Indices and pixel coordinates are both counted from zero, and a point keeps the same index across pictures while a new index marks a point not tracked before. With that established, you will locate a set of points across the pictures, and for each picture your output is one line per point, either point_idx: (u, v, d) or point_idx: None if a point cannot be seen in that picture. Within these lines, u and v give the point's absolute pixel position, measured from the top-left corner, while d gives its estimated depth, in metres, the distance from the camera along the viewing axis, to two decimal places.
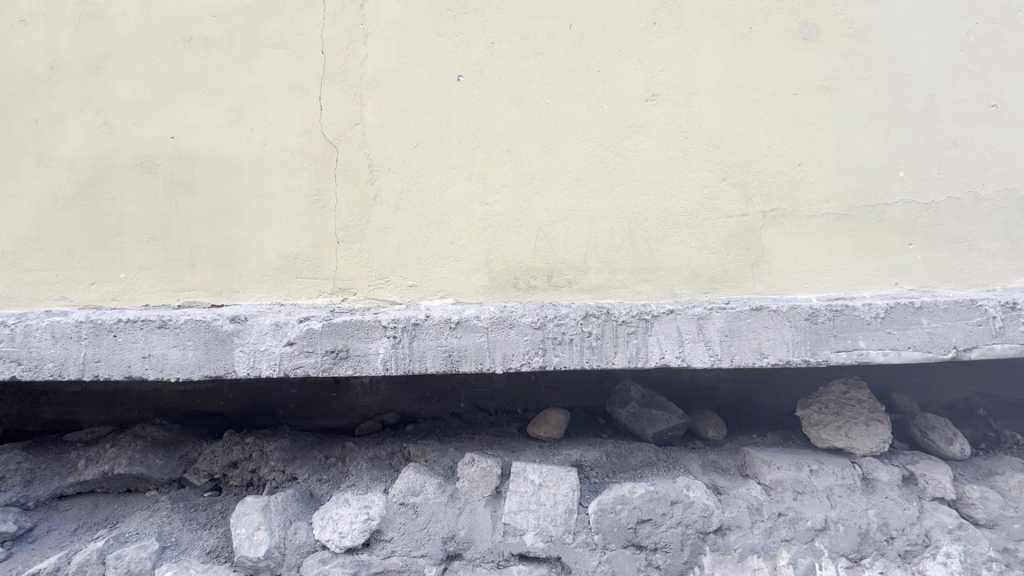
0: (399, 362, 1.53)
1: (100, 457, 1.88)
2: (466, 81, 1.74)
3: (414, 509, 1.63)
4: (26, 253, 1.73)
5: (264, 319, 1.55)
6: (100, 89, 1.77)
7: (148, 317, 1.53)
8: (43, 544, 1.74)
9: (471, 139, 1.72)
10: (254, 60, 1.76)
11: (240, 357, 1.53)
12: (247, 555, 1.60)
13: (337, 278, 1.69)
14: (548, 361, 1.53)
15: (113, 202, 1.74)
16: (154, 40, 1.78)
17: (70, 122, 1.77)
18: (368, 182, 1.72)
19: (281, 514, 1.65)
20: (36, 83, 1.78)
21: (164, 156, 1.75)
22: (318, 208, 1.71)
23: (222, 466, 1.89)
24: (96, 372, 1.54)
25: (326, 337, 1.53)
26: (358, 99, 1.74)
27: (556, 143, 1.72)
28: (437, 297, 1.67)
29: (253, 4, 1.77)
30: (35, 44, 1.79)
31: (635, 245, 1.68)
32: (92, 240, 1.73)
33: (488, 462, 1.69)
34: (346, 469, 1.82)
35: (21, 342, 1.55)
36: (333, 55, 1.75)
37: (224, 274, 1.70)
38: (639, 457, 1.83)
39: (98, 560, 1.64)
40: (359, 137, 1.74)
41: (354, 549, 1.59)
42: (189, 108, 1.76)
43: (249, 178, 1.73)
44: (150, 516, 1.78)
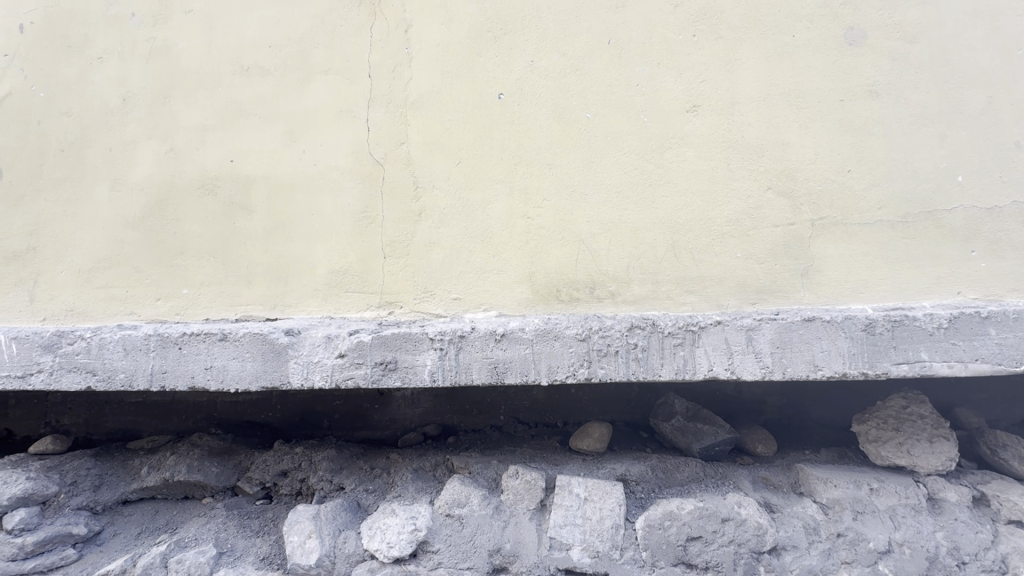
0: (446, 374, 1.56)
1: (162, 464, 1.97)
2: (506, 98, 1.79)
3: (460, 521, 1.64)
4: (99, 271, 1.85)
5: (316, 332, 1.60)
6: (167, 118, 1.90)
7: (210, 330, 1.62)
8: (110, 546, 1.83)
9: (513, 155, 1.76)
10: (306, 86, 1.86)
11: (294, 368, 1.59)
12: (299, 563, 1.63)
13: (384, 292, 1.74)
14: (594, 373, 1.52)
15: (177, 222, 1.85)
16: (214, 72, 1.91)
17: (140, 149, 1.90)
18: (413, 199, 1.78)
19: (331, 523, 1.69)
20: (110, 114, 1.93)
21: (223, 179, 1.85)
22: (365, 225, 1.78)
23: (273, 475, 1.96)
24: (162, 382, 1.62)
25: (375, 349, 1.57)
26: (403, 120, 1.81)
27: (596, 157, 1.73)
28: (481, 310, 1.70)
29: (305, 33, 1.88)
30: (110, 78, 1.95)
31: (678, 256, 1.67)
32: (158, 258, 1.84)
33: (532, 475, 1.68)
34: (391, 480, 1.86)
35: (96, 355, 1.65)
36: (380, 79, 1.83)
37: (277, 289, 1.78)
38: (686, 472, 1.79)
39: (161, 563, 1.70)
40: (404, 155, 1.80)
41: (401, 560, 1.60)
42: (247, 133, 1.87)
43: (302, 197, 1.81)
44: (207, 522, 1.84)
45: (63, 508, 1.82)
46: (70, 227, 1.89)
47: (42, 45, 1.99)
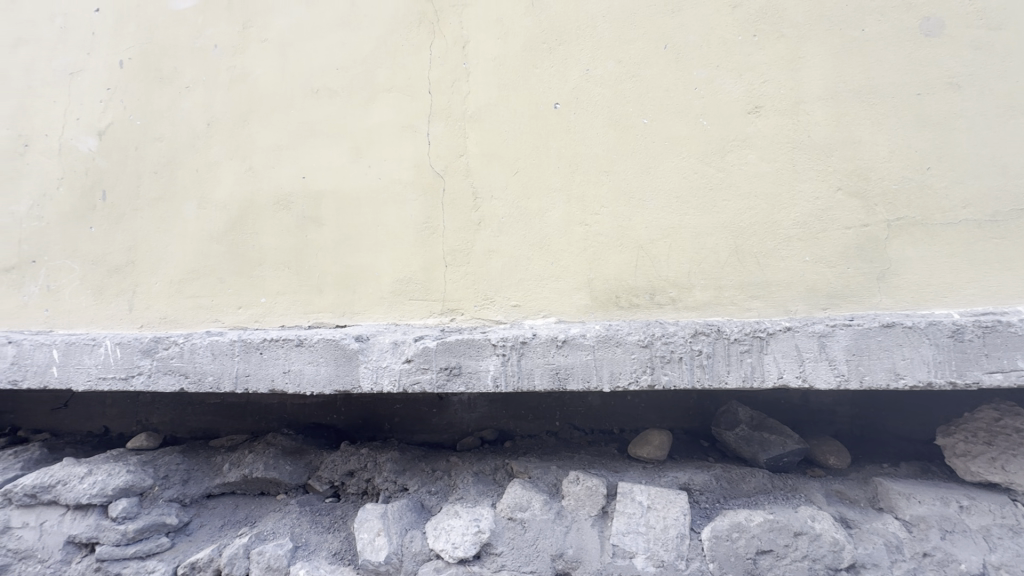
0: (509, 379, 1.59)
1: (241, 461, 2.11)
2: (562, 108, 1.81)
3: (523, 525, 1.66)
4: (188, 281, 2.02)
5: (384, 338, 1.68)
6: (246, 140, 2.06)
7: (288, 336, 1.73)
8: (198, 536, 1.98)
9: (570, 163, 1.78)
10: (371, 104, 1.96)
11: (364, 372, 1.66)
12: (370, 559, 1.70)
13: (445, 299, 1.80)
14: (657, 380, 1.51)
15: (256, 236, 1.99)
16: (287, 95, 2.05)
17: (222, 169, 2.07)
18: (473, 209, 1.83)
19: (398, 522, 1.75)
20: (196, 138, 2.11)
21: (297, 194, 1.98)
22: (427, 235, 1.85)
23: (341, 474, 2.06)
24: (246, 385, 1.74)
25: (440, 354, 1.62)
26: (463, 133, 1.88)
27: (654, 162, 1.73)
28: (540, 316, 1.72)
29: (370, 54, 1.98)
30: (196, 106, 2.13)
31: (741, 261, 1.63)
32: (239, 269, 1.99)
33: (594, 481, 1.68)
34: (453, 482, 1.92)
35: (188, 359, 1.80)
36: (439, 94, 1.91)
37: (346, 296, 1.88)
38: (753, 482, 1.74)
39: (244, 554, 1.82)
40: (464, 167, 1.86)
41: (466, 561, 1.63)
42: (317, 151, 1.99)
43: (368, 209, 1.91)
44: (283, 517, 1.95)
45: (157, 499, 1.98)
46: (164, 242, 2.07)
47: (140, 78, 2.20)
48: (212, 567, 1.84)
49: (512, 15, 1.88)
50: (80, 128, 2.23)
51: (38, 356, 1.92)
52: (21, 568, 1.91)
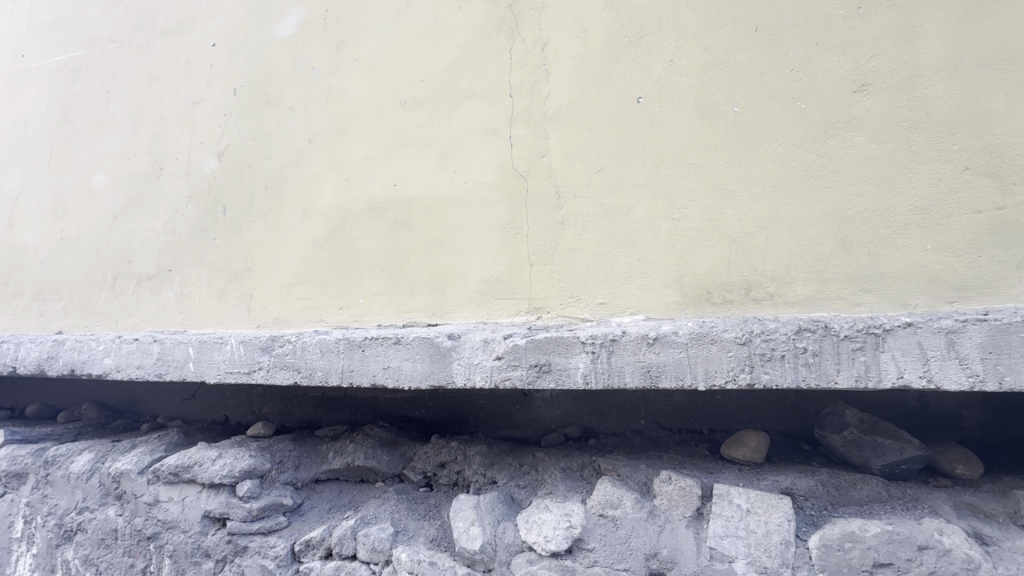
0: (599, 377, 1.59)
1: (344, 450, 2.28)
2: (646, 102, 1.79)
3: (614, 522, 1.66)
4: (296, 285, 2.22)
5: (475, 336, 1.75)
6: (342, 153, 2.22)
7: (386, 334, 1.84)
8: (309, 517, 2.16)
9: (655, 157, 1.75)
10: (455, 111, 2.04)
11: (457, 369, 1.73)
12: (465, 547, 1.77)
13: (532, 298, 1.83)
14: (757, 378, 1.45)
15: (353, 242, 2.15)
16: (378, 108, 2.18)
17: (322, 181, 2.24)
18: (556, 208, 1.85)
19: (490, 513, 1.81)
20: (299, 154, 2.31)
21: (389, 202, 2.11)
22: (512, 235, 1.89)
23: (433, 465, 2.17)
24: (350, 379, 1.87)
25: (530, 352, 1.66)
26: (544, 133, 1.90)
27: (747, 151, 1.65)
28: (627, 314, 1.71)
29: (453, 64, 2.07)
30: (298, 124, 2.33)
31: (850, 252, 1.52)
32: (339, 273, 2.15)
33: (687, 482, 1.64)
34: (541, 477, 1.96)
35: (300, 355, 1.97)
36: (521, 97, 1.95)
37: (437, 296, 1.98)
38: (865, 490, 1.62)
39: (351, 535, 1.97)
40: (546, 167, 1.89)
41: (558, 555, 1.66)
42: (406, 159, 2.10)
43: (455, 213, 1.99)
44: (382, 503, 2.08)
45: (275, 482, 2.19)
46: (275, 250, 2.29)
47: (251, 103, 2.45)
48: (324, 545, 2.01)
49: (591, 12, 1.87)
50: (203, 151, 2.52)
51: (178, 352, 2.20)
52: (168, 537, 2.19)
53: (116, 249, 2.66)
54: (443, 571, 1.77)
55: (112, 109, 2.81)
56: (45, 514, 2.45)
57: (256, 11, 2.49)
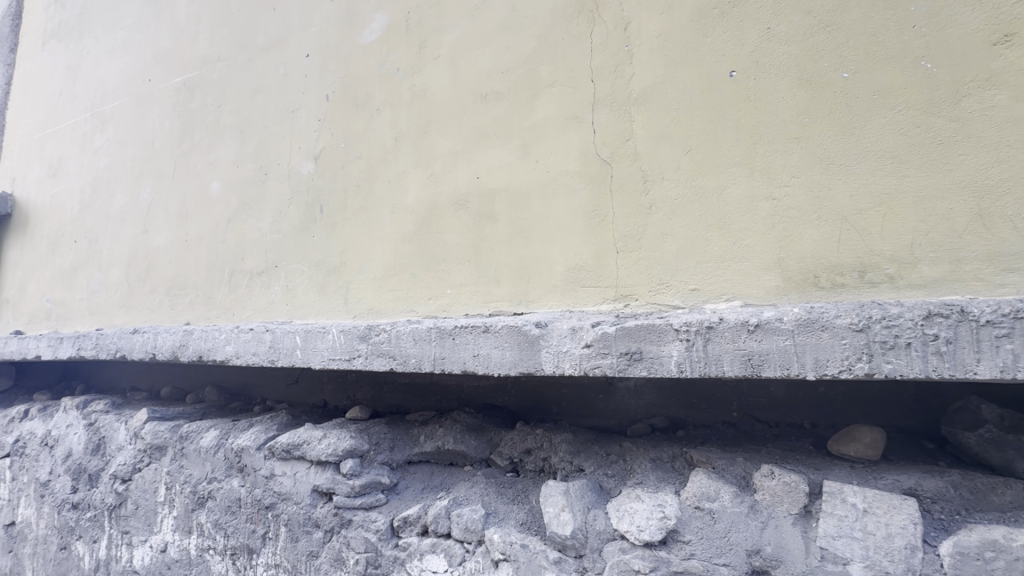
0: (694, 365, 1.54)
1: (434, 434, 2.39)
2: (740, 75, 1.69)
3: (712, 515, 1.61)
4: (388, 278, 2.34)
5: (563, 324, 1.75)
6: (427, 149, 2.30)
7: (475, 323, 1.90)
8: (405, 495, 2.29)
9: (752, 133, 1.65)
10: (535, 100, 2.05)
11: (546, 356, 1.75)
12: (557, 532, 1.78)
13: (619, 286, 1.80)
14: (877, 368, 1.33)
15: (439, 235, 2.22)
16: (459, 103, 2.24)
17: (409, 177, 2.34)
18: (643, 192, 1.80)
19: (580, 500, 1.82)
20: (387, 153, 2.42)
21: (473, 194, 2.15)
22: (597, 222, 1.87)
23: (519, 452, 2.22)
24: (442, 366, 1.95)
25: (620, 340, 1.64)
26: (629, 116, 1.86)
27: (859, 121, 1.51)
28: (722, 300, 1.63)
29: (532, 53, 2.07)
30: (385, 124, 2.45)
31: (990, 227, 1.34)
32: (427, 265, 2.24)
33: (793, 477, 1.55)
34: (629, 466, 1.94)
35: (394, 343, 2.08)
36: (603, 81, 1.91)
37: (522, 286, 2.00)
38: (1008, 495, 1.44)
39: (446, 514, 2.04)
40: (631, 150, 1.84)
41: (652, 545, 1.64)
42: (488, 152, 2.14)
43: (538, 202, 2.00)
44: (472, 486, 2.16)
45: (373, 461, 2.35)
46: (367, 245, 2.43)
47: (342, 107, 2.61)
48: (420, 523, 2.11)
49: None
50: (301, 156, 2.73)
51: (287, 340, 2.41)
52: (283, 507, 2.41)
53: (230, 248, 2.95)
54: (535, 554, 1.80)
55: (223, 122, 3.11)
56: (182, 482, 2.80)
57: (344, 19, 2.64)
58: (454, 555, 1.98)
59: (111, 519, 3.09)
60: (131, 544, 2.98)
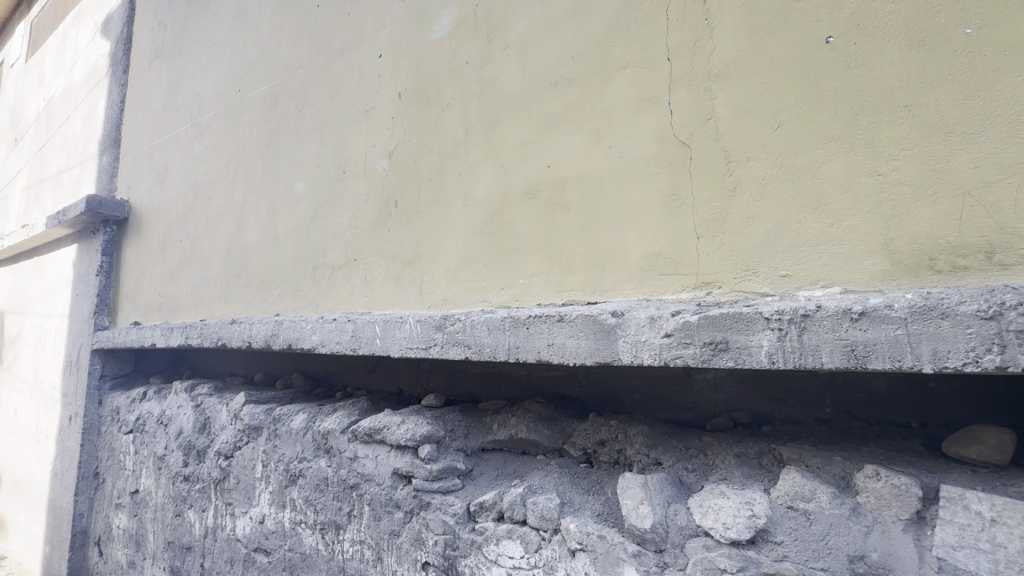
0: (788, 356, 1.44)
1: (507, 423, 2.43)
2: (838, 41, 1.55)
3: (807, 516, 1.51)
4: (460, 269, 2.38)
5: (640, 313, 1.70)
6: (497, 140, 2.31)
7: (550, 312, 1.89)
8: (480, 482, 2.34)
9: (853, 104, 1.51)
10: (608, 84, 1.99)
11: (624, 346, 1.71)
12: (635, 525, 1.75)
13: (700, 273, 1.72)
14: (1013, 361, 1.17)
15: (510, 225, 2.23)
16: (529, 92, 2.22)
17: (479, 169, 2.37)
18: (726, 174, 1.70)
19: (660, 494, 1.77)
20: (458, 146, 2.46)
21: (544, 183, 2.14)
22: (675, 207, 1.79)
23: (593, 442, 2.20)
24: (517, 355, 1.96)
25: (703, 329, 1.56)
26: (709, 93, 1.76)
27: (986, 81, 1.33)
28: (818, 287, 1.51)
29: (604, 35, 2.01)
30: (456, 118, 2.49)
31: None
32: (499, 255, 2.26)
33: (902, 480, 1.43)
34: (711, 461, 1.86)
35: (469, 332, 2.12)
36: (680, 58, 1.82)
37: (595, 275, 1.96)
38: None
39: (521, 501, 2.06)
40: (712, 130, 1.74)
41: (740, 544, 1.56)
42: (558, 139, 2.11)
43: (611, 189, 1.95)
44: (547, 475, 2.16)
45: (449, 447, 2.42)
46: (440, 237, 2.49)
47: (413, 103, 2.68)
48: (496, 508, 2.14)
49: None
50: (376, 153, 2.84)
51: (368, 330, 2.53)
52: (366, 487, 2.55)
53: (314, 244, 3.14)
54: (613, 545, 1.77)
55: (304, 125, 3.31)
56: (276, 461, 3.03)
57: (415, 18, 2.71)
58: (530, 542, 1.99)
59: (216, 491, 3.41)
60: (233, 515, 3.28)
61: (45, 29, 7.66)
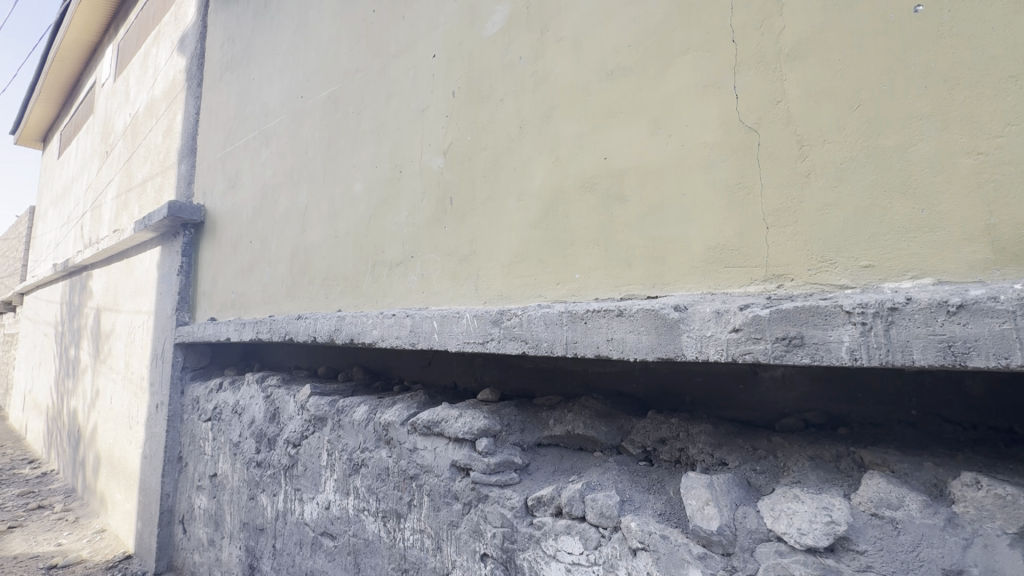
0: (872, 353, 1.34)
1: (563, 419, 2.43)
2: (928, 9, 1.42)
3: (895, 525, 1.41)
4: (516, 264, 2.39)
5: (705, 307, 1.63)
6: (552, 133, 2.30)
7: (609, 307, 1.86)
8: (537, 476, 2.34)
9: (946, 77, 1.38)
10: (667, 70, 1.93)
11: (688, 341, 1.65)
12: (700, 526, 1.67)
13: (770, 265, 1.63)
14: None
15: (566, 219, 2.21)
16: (584, 83, 2.19)
17: (534, 163, 2.36)
18: (799, 159, 1.61)
19: (727, 495, 1.70)
20: (512, 141, 2.47)
21: (600, 176, 2.10)
22: (742, 196, 1.71)
23: (652, 440, 2.16)
24: (575, 350, 1.95)
25: (775, 324, 1.49)
26: (779, 75, 1.66)
27: None
28: (906, 278, 1.40)
29: (663, 19, 1.95)
30: (509, 113, 2.49)
31: None
32: (555, 250, 2.24)
33: (1008, 490, 1.31)
34: (782, 463, 1.78)
35: (526, 327, 2.12)
36: (747, 40, 1.74)
37: (655, 268, 1.91)
38: None
39: (580, 497, 2.03)
40: (783, 113, 1.65)
41: (817, 552, 1.47)
42: (615, 130, 2.07)
43: (672, 179, 1.89)
44: (605, 472, 2.13)
45: (506, 442, 2.44)
46: (495, 232, 2.51)
47: (467, 101, 2.71)
48: (554, 504, 2.13)
49: None
50: (431, 151, 2.90)
51: (426, 325, 2.59)
52: (425, 478, 2.61)
53: (372, 242, 3.25)
54: (676, 546, 1.71)
55: (362, 127, 3.42)
56: (340, 450, 3.17)
57: (468, 15, 2.73)
58: (590, 539, 1.97)
59: (286, 477, 3.61)
60: (302, 500, 3.46)
61: (130, 48, 8.37)
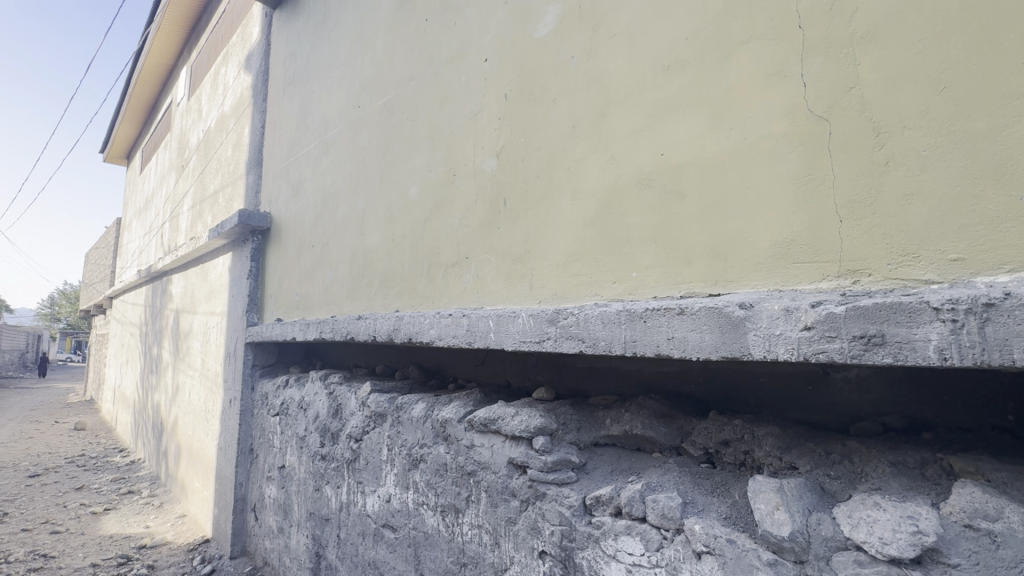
0: (964, 352, 1.25)
1: (620, 419, 2.41)
2: None
3: (992, 539, 1.31)
4: (570, 263, 2.40)
5: (773, 305, 1.57)
6: (606, 131, 2.28)
7: (669, 305, 1.83)
8: (595, 476, 2.33)
9: None
10: (728, 61, 1.87)
11: (755, 340, 1.60)
12: (770, 531, 1.61)
13: (844, 260, 1.55)
14: None
15: (621, 217, 2.19)
16: (639, 79, 2.16)
17: (588, 162, 2.35)
18: (875, 147, 1.52)
19: (799, 501, 1.63)
20: (565, 141, 2.47)
21: (657, 172, 2.07)
22: (812, 188, 1.64)
23: (715, 442, 2.11)
24: (634, 349, 1.93)
25: (852, 321, 1.41)
26: (852, 59, 1.58)
27: None
28: (1002, 272, 1.29)
29: (723, 10, 1.90)
30: (562, 113, 2.50)
31: None
32: (610, 248, 2.23)
33: None
34: (859, 469, 1.70)
35: (583, 326, 2.12)
36: (815, 25, 1.66)
37: (717, 265, 1.86)
38: None
39: (640, 498, 2.00)
40: (856, 100, 1.56)
41: (901, 563, 1.39)
42: (672, 125, 2.03)
43: (733, 173, 1.83)
44: (666, 473, 2.10)
45: (563, 440, 2.45)
46: (549, 232, 2.53)
47: (519, 102, 2.74)
48: (613, 503, 2.12)
49: None
50: (485, 154, 2.95)
51: (482, 324, 2.64)
52: (483, 474, 2.66)
53: (428, 244, 3.35)
54: (745, 551, 1.66)
55: (417, 133, 3.53)
56: (400, 445, 3.28)
57: (519, 18, 2.76)
58: (651, 540, 1.93)
59: (349, 470, 3.78)
60: (364, 493, 3.61)
61: (201, 69, 9.01)
